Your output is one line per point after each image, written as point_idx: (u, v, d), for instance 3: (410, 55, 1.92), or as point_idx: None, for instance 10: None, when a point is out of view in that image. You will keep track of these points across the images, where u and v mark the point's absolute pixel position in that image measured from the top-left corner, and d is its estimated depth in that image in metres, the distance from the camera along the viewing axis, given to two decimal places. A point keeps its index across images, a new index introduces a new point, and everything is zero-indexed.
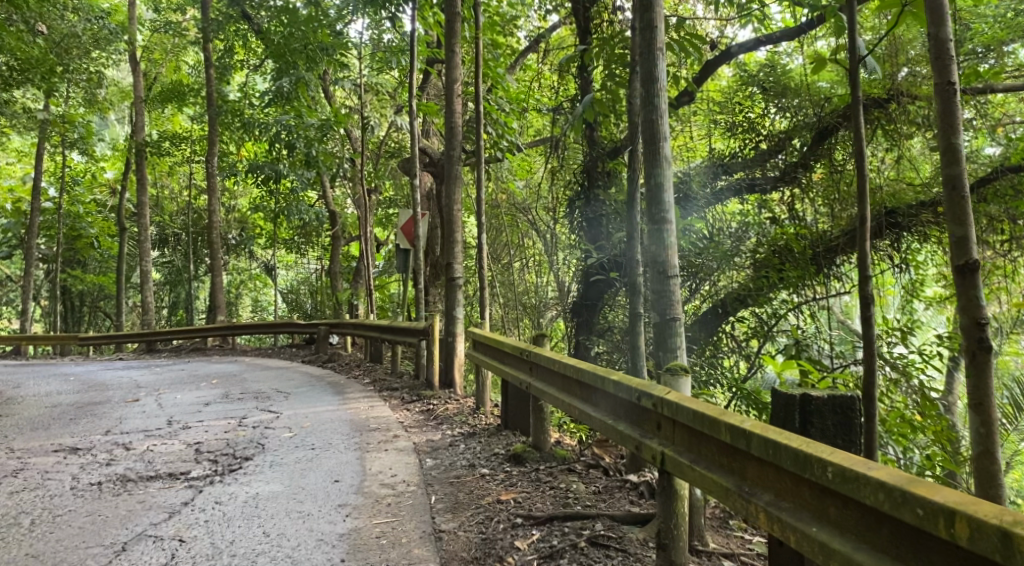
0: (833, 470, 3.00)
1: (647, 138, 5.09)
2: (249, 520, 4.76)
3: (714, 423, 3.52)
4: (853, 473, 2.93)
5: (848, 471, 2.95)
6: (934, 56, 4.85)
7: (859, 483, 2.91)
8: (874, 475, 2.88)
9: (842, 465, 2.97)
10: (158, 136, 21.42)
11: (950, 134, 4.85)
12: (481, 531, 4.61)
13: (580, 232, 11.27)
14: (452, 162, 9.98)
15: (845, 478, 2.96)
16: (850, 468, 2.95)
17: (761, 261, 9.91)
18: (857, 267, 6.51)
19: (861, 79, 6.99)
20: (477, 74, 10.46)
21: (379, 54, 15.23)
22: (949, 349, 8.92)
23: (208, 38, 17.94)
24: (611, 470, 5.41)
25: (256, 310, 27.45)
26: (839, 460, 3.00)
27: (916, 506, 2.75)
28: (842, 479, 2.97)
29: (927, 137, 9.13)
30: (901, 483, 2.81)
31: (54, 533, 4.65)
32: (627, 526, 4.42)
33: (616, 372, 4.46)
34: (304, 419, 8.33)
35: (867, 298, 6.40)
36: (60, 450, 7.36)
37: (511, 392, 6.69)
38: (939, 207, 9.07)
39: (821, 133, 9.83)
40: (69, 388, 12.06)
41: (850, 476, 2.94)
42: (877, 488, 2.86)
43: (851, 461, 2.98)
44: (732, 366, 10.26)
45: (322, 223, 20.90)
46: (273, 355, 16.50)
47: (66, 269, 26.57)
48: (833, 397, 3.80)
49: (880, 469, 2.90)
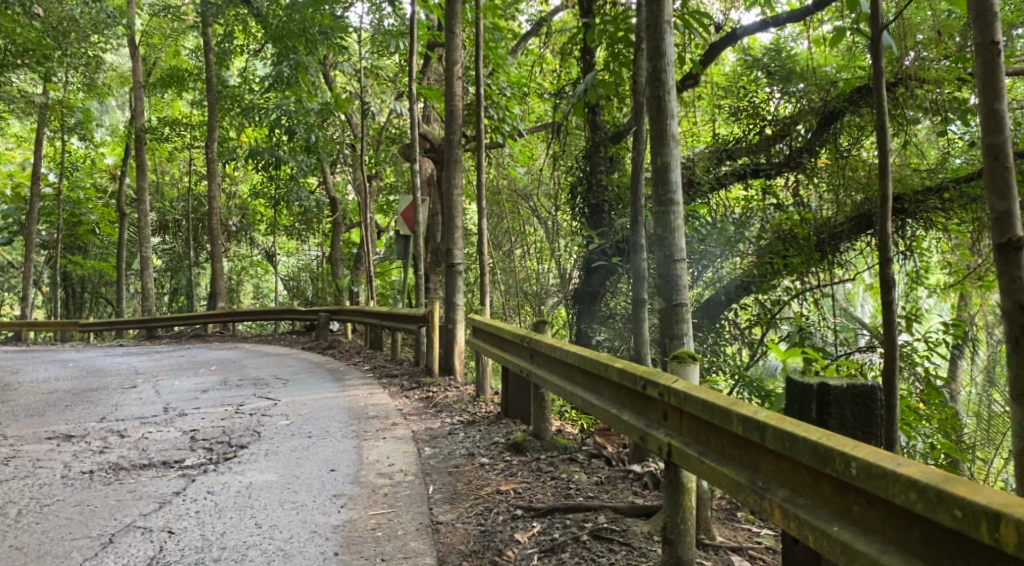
0: (857, 466, 2.82)
1: (654, 115, 4.93)
2: (241, 511, 4.62)
3: (725, 414, 3.38)
4: (879, 469, 2.75)
5: (875, 467, 2.76)
6: (975, 14, 4.45)
7: (887, 481, 2.72)
8: (903, 472, 2.68)
9: (868, 460, 2.79)
10: (158, 121, 21.20)
11: (992, 97, 4.46)
12: (480, 523, 4.48)
13: (582, 219, 11.12)
14: (452, 147, 9.78)
15: (871, 475, 2.77)
16: (876, 464, 2.76)
17: (766, 247, 9.78)
18: (881, 250, 6.32)
19: (884, 58, 6.75)
20: (478, 56, 10.28)
21: (379, 39, 14.98)
22: (954, 337, 8.75)
23: (208, 23, 17.74)
24: (614, 460, 5.26)
25: (257, 296, 27.40)
26: (863, 455, 2.83)
27: (953, 507, 2.53)
28: (868, 475, 2.78)
29: (934, 121, 8.94)
30: (933, 480, 2.61)
31: (40, 524, 4.52)
32: (632, 519, 4.28)
33: (621, 360, 4.32)
34: (302, 406, 8.20)
35: (889, 283, 6.24)
36: (53, 437, 7.24)
37: (510, 380, 6.55)
38: (946, 193, 8.81)
39: (827, 118, 9.65)
40: (68, 375, 11.96)
41: (876, 472, 2.76)
42: (908, 486, 2.65)
43: (877, 457, 2.80)
44: (735, 353, 10.12)
45: (322, 210, 20.75)
46: (273, 342, 16.40)
47: (67, 255, 26.49)
48: (853, 387, 3.66)
49: (910, 465, 2.71)
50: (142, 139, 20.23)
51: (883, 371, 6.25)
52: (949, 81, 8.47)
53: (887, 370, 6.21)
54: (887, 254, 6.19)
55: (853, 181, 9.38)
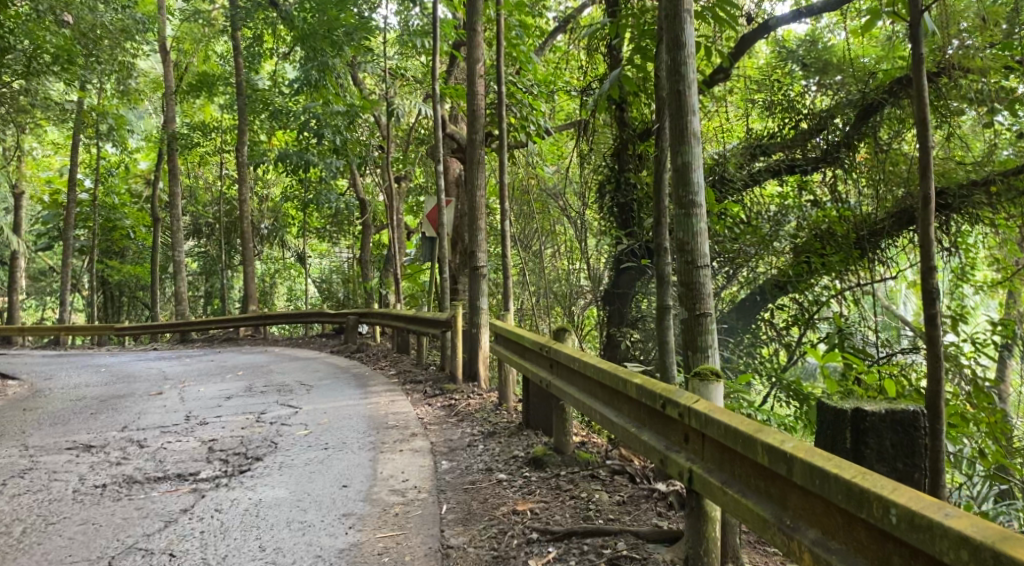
0: (897, 513, 2.54)
1: (674, 111, 4.65)
2: (246, 532, 4.47)
3: (750, 442, 3.11)
4: (924, 520, 2.47)
5: (918, 517, 2.49)
6: None
7: (933, 535, 2.45)
8: (952, 526, 2.41)
9: (910, 508, 2.51)
10: (189, 127, 21.15)
11: None
12: (492, 547, 4.26)
13: (611, 216, 11.04)
14: (474, 147, 9.47)
15: (914, 525, 2.50)
16: (920, 514, 2.49)
17: (801, 244, 9.35)
18: (924, 255, 5.96)
19: (926, 42, 6.30)
20: (502, 52, 9.90)
21: (405, 40, 14.65)
22: (1004, 337, 8.22)
23: (237, 28, 17.64)
24: (638, 477, 4.99)
25: (291, 299, 27.65)
26: (904, 501, 2.55)
27: None
28: (911, 525, 2.51)
29: (980, 112, 8.44)
30: (988, 538, 2.35)
31: (42, 545, 4.41)
32: (653, 545, 4.02)
33: (639, 375, 4.04)
34: (323, 415, 8.01)
35: (932, 294, 5.84)
36: (73, 447, 7.14)
37: (532, 391, 6.32)
38: (993, 186, 8.33)
39: (866, 110, 9.17)
40: (99, 381, 11.99)
41: (920, 523, 2.49)
42: (959, 543, 2.38)
43: (920, 505, 2.52)
44: (772, 354, 9.66)
45: (353, 212, 20.61)
46: (304, 345, 16.34)
47: (103, 260, 26.82)
48: (892, 414, 3.63)
49: (959, 517, 2.43)
50: (173, 144, 20.21)
51: (927, 390, 5.85)
52: (995, 69, 7.95)
53: (931, 386, 5.80)
54: (929, 261, 5.79)
55: (895, 176, 8.92)
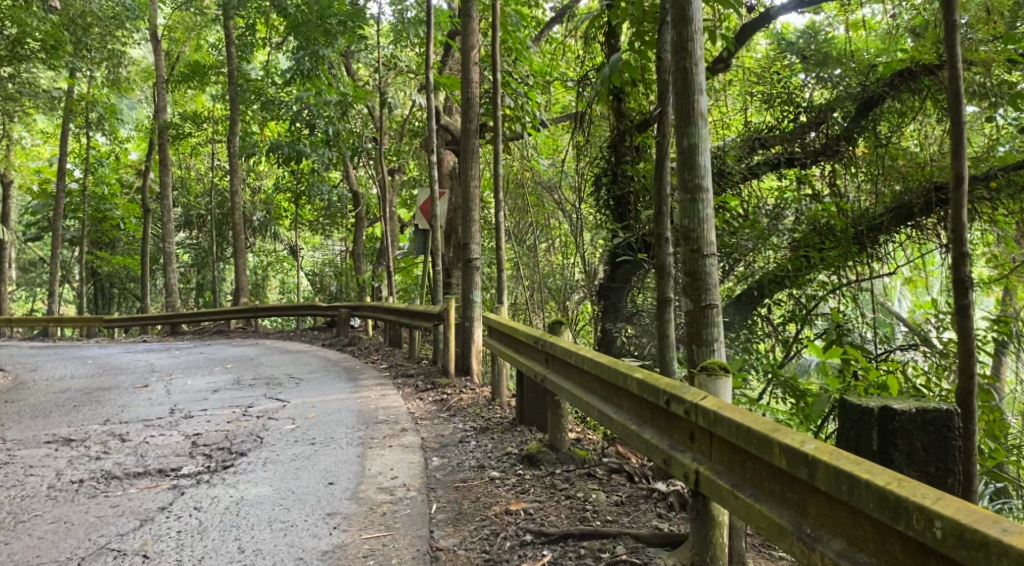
0: (943, 527, 2.35)
1: (680, 89, 4.44)
2: (224, 532, 4.26)
3: (766, 443, 2.91)
4: (975, 535, 2.28)
5: (968, 531, 2.30)
6: None
7: (988, 552, 2.25)
8: (1010, 543, 2.21)
9: (958, 522, 2.31)
10: (181, 118, 20.77)
11: None
12: (484, 550, 4.06)
13: (608, 211, 10.74)
14: (468, 137, 9.22)
15: (963, 540, 2.30)
16: (970, 528, 2.29)
17: (800, 238, 9.08)
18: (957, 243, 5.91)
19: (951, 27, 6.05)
20: (495, 39, 9.63)
21: (400, 29, 14.34)
22: (1002, 334, 8.04)
23: (229, 16, 17.24)
24: (636, 476, 4.80)
25: (283, 291, 27.38)
26: (950, 512, 2.35)
27: None
28: (958, 541, 2.31)
29: (982, 107, 8.24)
30: None
31: (9, 545, 4.20)
32: (655, 550, 3.83)
33: (640, 369, 3.85)
34: (311, 410, 7.78)
35: (965, 283, 5.79)
36: (53, 441, 6.91)
37: (526, 385, 6.13)
38: (993, 181, 8.17)
39: (866, 103, 8.99)
40: (84, 372, 11.73)
41: (971, 539, 2.29)
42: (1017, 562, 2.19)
43: (968, 517, 2.33)
44: (768, 350, 9.61)
45: (345, 204, 20.35)
46: (296, 338, 16.09)
47: (93, 251, 26.46)
48: (923, 413, 3.47)
49: (1017, 533, 2.24)
50: (164, 135, 19.82)
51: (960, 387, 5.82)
52: (998, 62, 7.74)
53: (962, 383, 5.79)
54: (962, 247, 5.73)
55: (894, 170, 8.78)
